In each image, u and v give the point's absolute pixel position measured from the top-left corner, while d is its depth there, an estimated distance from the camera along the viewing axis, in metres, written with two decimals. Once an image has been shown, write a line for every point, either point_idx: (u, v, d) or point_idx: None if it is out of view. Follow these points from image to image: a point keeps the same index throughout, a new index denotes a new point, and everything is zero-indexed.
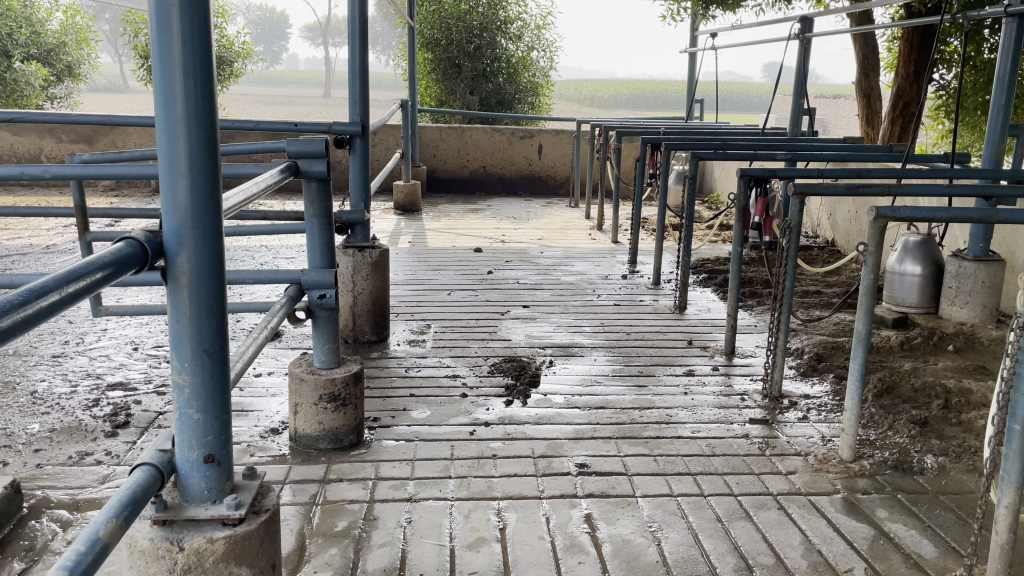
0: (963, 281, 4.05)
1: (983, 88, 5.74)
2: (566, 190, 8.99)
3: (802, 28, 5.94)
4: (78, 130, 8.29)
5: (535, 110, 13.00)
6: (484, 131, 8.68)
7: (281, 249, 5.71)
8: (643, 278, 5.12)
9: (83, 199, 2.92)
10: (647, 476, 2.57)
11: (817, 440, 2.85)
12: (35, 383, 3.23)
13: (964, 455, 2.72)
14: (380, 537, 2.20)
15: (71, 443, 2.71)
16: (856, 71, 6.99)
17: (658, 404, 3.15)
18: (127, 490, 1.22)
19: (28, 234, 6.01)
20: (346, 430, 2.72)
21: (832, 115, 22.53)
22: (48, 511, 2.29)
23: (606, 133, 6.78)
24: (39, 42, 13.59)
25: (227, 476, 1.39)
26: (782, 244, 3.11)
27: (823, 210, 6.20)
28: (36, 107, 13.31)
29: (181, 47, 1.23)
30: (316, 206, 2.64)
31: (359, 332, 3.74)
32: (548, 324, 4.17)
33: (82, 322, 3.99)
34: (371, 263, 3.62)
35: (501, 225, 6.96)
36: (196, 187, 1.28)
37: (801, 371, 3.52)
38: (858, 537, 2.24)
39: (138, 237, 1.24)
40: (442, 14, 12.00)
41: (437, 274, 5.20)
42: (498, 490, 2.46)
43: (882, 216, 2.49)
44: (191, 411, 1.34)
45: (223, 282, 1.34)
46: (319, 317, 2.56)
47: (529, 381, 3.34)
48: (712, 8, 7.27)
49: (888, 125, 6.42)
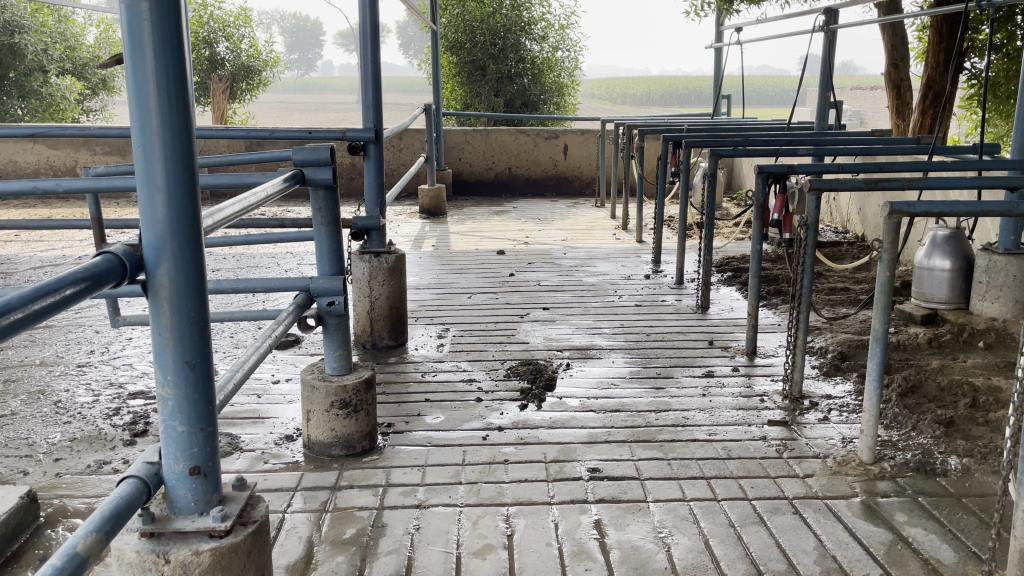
0: (993, 276, 3.90)
1: (1015, 76, 5.57)
2: (592, 190, 8.94)
3: (827, 20, 5.83)
4: (111, 142, 8.47)
5: (561, 110, 12.94)
6: (508, 133, 8.67)
7: (306, 255, 5.76)
8: (666, 278, 5.07)
9: (99, 211, 2.96)
10: (660, 480, 2.53)
11: (837, 442, 2.79)
12: (59, 392, 3.28)
13: (990, 455, 2.63)
14: (387, 545, 2.19)
15: (90, 452, 2.75)
16: (885, 62, 6.83)
17: (675, 406, 3.11)
18: (110, 504, 1.23)
19: (61, 245, 6.15)
20: (358, 436, 2.73)
21: (870, 107, 22.16)
22: (64, 519, 2.32)
23: (629, 132, 6.72)
24: (74, 57, 13.98)
25: (214, 488, 1.40)
26: (800, 240, 3.04)
27: (852, 205, 6.07)
28: (72, 121, 13.70)
29: (155, 60, 1.23)
30: (324, 213, 2.64)
31: (377, 338, 3.74)
32: (568, 326, 4.14)
33: (108, 332, 4.06)
34: (387, 269, 3.65)
35: (525, 226, 6.95)
36: (175, 199, 1.28)
37: (824, 370, 3.45)
38: (875, 542, 2.18)
39: (117, 251, 1.24)
40: (466, 17, 12.03)
41: (459, 277, 5.20)
42: (508, 496, 2.44)
43: (898, 212, 2.43)
44: (176, 423, 1.35)
45: (205, 294, 1.34)
46: (329, 324, 2.55)
47: (544, 385, 3.31)
48: (736, 2, 7.16)
49: (918, 116, 6.27)
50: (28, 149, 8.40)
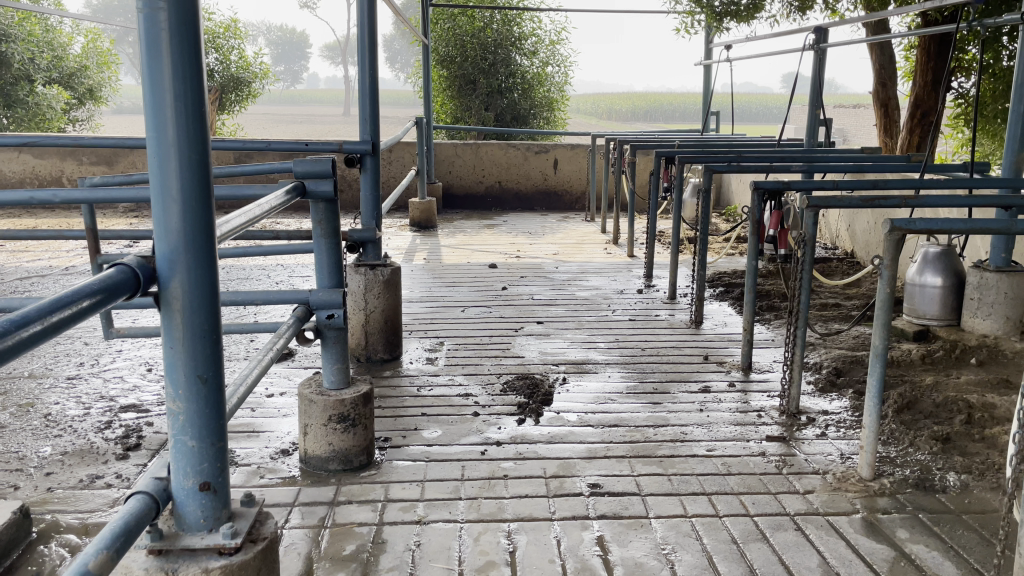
0: (985, 293, 3.94)
1: (1002, 96, 5.64)
2: (582, 205, 8.96)
3: (817, 38, 5.89)
4: (98, 152, 8.40)
5: (551, 125, 12.98)
6: (499, 147, 8.69)
7: (297, 267, 5.73)
8: (658, 293, 5.08)
9: (94, 222, 2.93)
10: (661, 496, 2.52)
11: (836, 458, 2.79)
12: (49, 405, 3.23)
13: (987, 472, 2.64)
14: (388, 561, 2.17)
15: (82, 466, 2.70)
16: (873, 81, 6.90)
17: (673, 422, 3.11)
18: (119, 521, 1.20)
19: (48, 256, 6.08)
20: (356, 451, 2.70)
21: (852, 125, 22.43)
22: (57, 535, 2.28)
23: (621, 147, 6.74)
24: (61, 66, 13.87)
25: (223, 504, 1.37)
26: (797, 256, 3.05)
27: (841, 221, 6.12)
28: (58, 131, 13.57)
29: (172, 71, 1.22)
30: (324, 225, 2.62)
31: (372, 351, 3.72)
32: (562, 340, 4.14)
33: (97, 344, 4.01)
34: (383, 281, 3.64)
35: (516, 240, 6.95)
36: (189, 210, 1.27)
37: (820, 386, 3.45)
38: (878, 559, 2.17)
39: (130, 263, 1.22)
40: (457, 31, 12.05)
41: (452, 290, 5.18)
42: (509, 512, 2.42)
43: (898, 229, 2.44)
44: (186, 438, 1.33)
45: (218, 306, 1.32)
46: (328, 337, 2.54)
47: (541, 400, 3.30)
48: (726, 20, 7.20)
49: (906, 134, 6.34)
50: (14, 159, 8.33)
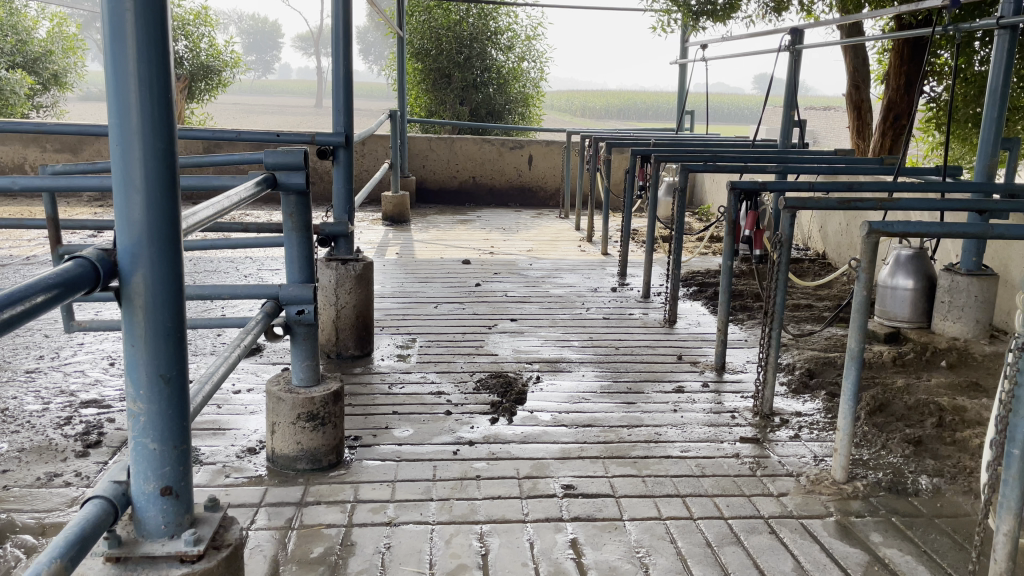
0: (955, 296, 3.97)
1: (974, 101, 5.71)
2: (556, 201, 8.94)
3: (792, 40, 5.91)
4: (63, 140, 8.20)
5: (526, 121, 12.91)
6: (473, 142, 8.64)
7: (266, 260, 5.63)
8: (632, 291, 5.06)
9: (56, 210, 2.82)
10: (635, 498, 2.50)
11: (809, 460, 2.79)
12: (6, 400, 3.13)
13: (959, 475, 2.66)
14: (358, 564, 2.12)
15: (40, 464, 2.61)
16: (846, 84, 6.95)
17: (647, 422, 3.09)
18: (75, 528, 1.14)
19: (9, 245, 5.92)
20: (324, 450, 2.64)
21: (824, 127, 22.59)
22: (13, 536, 2.19)
23: (596, 144, 6.71)
24: (25, 51, 13.49)
25: (186, 509, 1.32)
26: (773, 258, 3.02)
27: (814, 222, 6.15)
28: (21, 117, 13.11)
29: (137, 54, 1.16)
30: (295, 219, 2.56)
31: (343, 347, 3.65)
32: (536, 338, 4.10)
33: (58, 337, 3.90)
34: (355, 277, 3.56)
35: (490, 236, 6.90)
36: (153, 202, 1.21)
37: (793, 388, 3.45)
38: (852, 563, 2.16)
39: (90, 256, 1.17)
40: (432, 25, 11.98)
41: (425, 286, 5.12)
42: (481, 514, 2.38)
43: (876, 232, 2.43)
44: (147, 440, 1.27)
45: (182, 303, 1.26)
46: (298, 333, 2.47)
47: (514, 399, 3.26)
48: (702, 20, 7.17)
49: (879, 138, 6.40)
50: None
